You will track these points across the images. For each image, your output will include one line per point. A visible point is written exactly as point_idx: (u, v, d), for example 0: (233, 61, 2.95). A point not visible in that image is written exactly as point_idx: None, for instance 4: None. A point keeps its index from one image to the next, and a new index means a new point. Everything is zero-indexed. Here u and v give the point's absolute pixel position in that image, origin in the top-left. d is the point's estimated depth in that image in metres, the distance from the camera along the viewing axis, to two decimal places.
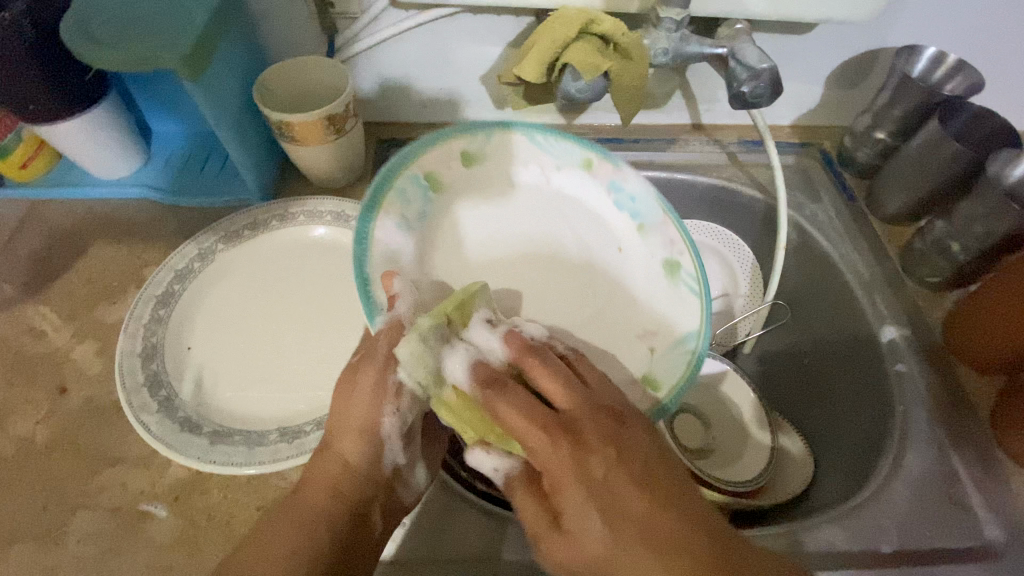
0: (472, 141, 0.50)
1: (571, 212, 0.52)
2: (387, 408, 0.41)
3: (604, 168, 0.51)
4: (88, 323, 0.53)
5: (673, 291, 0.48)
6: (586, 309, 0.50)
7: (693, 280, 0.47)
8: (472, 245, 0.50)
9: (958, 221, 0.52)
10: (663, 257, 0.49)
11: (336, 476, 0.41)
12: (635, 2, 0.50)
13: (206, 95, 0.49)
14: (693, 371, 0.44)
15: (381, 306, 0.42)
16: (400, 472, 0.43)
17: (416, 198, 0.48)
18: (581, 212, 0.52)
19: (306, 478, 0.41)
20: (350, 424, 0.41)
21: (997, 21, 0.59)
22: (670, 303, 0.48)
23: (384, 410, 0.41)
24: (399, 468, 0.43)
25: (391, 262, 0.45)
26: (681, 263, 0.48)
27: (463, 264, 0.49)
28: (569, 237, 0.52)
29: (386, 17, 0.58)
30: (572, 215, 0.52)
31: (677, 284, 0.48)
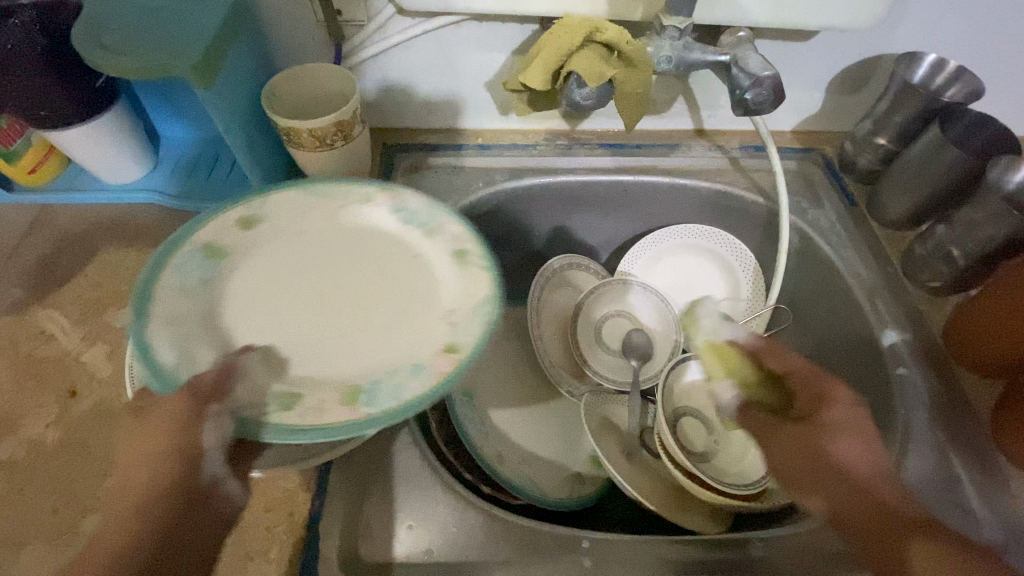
0: (318, 189, 0.49)
1: (345, 247, 0.48)
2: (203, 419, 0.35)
3: (413, 200, 0.50)
4: (99, 326, 0.54)
5: (462, 273, 0.46)
6: (383, 317, 0.45)
7: (482, 259, 0.46)
8: (317, 285, 0.46)
9: (958, 226, 0.53)
10: (452, 249, 0.47)
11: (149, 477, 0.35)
12: (639, 11, 0.51)
13: (217, 102, 0.50)
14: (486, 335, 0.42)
15: (169, 365, 0.39)
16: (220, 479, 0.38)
17: (197, 270, 0.43)
18: (372, 240, 0.49)
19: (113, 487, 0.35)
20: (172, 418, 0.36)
21: (996, 29, 0.59)
22: (463, 282, 0.46)
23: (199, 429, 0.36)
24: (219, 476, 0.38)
25: (178, 324, 0.40)
26: (469, 251, 0.47)
27: (285, 314, 0.44)
28: (362, 270, 0.47)
29: (393, 24, 0.58)
30: (345, 249, 0.48)
31: (476, 264, 0.46)
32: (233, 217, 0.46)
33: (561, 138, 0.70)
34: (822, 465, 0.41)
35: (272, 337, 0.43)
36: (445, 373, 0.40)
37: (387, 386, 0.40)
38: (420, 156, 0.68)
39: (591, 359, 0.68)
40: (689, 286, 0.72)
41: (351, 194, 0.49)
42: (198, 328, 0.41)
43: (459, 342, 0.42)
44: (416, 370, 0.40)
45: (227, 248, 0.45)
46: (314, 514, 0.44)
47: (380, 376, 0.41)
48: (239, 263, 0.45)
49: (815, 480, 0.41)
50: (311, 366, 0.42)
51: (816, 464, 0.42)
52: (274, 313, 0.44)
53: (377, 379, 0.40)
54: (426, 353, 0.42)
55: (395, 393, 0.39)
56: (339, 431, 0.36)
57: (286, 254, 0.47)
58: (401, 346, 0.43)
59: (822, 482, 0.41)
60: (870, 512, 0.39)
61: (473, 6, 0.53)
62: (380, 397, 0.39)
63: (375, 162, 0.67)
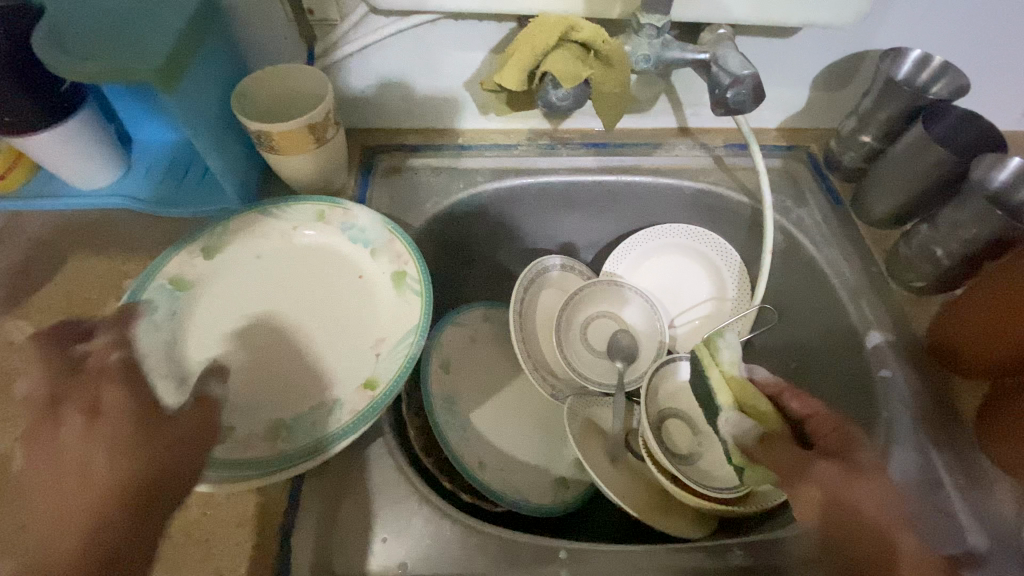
0: (278, 214, 0.56)
1: (299, 268, 0.55)
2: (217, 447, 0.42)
3: (365, 222, 0.56)
4: (68, 337, 0.53)
5: (397, 300, 0.52)
6: (330, 331, 0.51)
7: (417, 282, 0.52)
8: (266, 307, 0.52)
9: (942, 226, 0.52)
10: (392, 272, 0.53)
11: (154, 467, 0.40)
12: (616, 8, 0.50)
13: (184, 106, 0.49)
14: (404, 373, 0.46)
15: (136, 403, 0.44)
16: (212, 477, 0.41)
17: (159, 305, 0.50)
18: (320, 260, 0.55)
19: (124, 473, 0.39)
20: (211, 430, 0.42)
21: (981, 24, 0.58)
22: (398, 307, 0.51)
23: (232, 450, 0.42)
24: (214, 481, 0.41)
25: (143, 359, 0.47)
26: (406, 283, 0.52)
27: (244, 337, 0.50)
28: (306, 290, 0.53)
29: (367, 24, 0.57)
30: (295, 268, 0.54)
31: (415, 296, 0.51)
32: (191, 253, 0.53)
33: (543, 138, 0.69)
34: (851, 509, 0.41)
35: (219, 370, 0.48)
36: (361, 409, 0.44)
37: (311, 421, 0.45)
38: (399, 158, 0.67)
39: (575, 361, 0.67)
40: (675, 286, 0.71)
41: (307, 216, 0.56)
42: (163, 359, 0.47)
43: (379, 374, 0.47)
44: (333, 407, 0.45)
45: (187, 280, 0.52)
46: (286, 528, 0.43)
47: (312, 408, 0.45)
48: (195, 297, 0.52)
49: (839, 527, 0.41)
50: (251, 399, 0.47)
51: (856, 500, 0.41)
52: (222, 339, 0.50)
53: (302, 413, 0.45)
54: (354, 382, 0.47)
55: (314, 430, 0.44)
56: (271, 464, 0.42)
57: (242, 282, 0.53)
58: (344, 358, 0.49)
59: (842, 525, 0.40)
60: (875, 553, 0.40)
61: (446, 5, 0.51)
62: (301, 433, 0.44)
63: (352, 163, 0.66)
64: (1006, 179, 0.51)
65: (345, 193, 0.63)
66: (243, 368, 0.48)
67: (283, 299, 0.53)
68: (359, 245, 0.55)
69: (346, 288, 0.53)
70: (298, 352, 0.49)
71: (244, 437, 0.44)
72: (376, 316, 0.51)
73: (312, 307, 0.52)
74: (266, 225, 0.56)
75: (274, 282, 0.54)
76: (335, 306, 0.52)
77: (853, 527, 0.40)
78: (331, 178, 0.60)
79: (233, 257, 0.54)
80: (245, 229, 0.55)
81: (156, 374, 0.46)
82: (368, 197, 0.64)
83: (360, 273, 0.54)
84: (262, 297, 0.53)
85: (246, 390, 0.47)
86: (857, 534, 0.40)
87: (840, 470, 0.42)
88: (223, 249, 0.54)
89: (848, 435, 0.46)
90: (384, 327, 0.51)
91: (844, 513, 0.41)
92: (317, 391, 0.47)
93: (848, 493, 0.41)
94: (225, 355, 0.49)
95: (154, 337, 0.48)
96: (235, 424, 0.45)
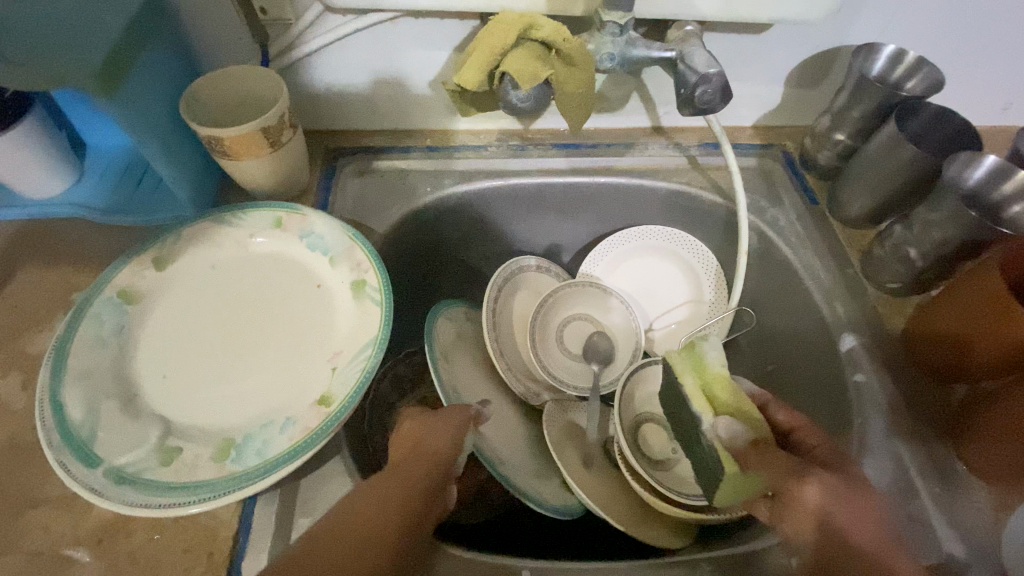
0: (234, 222, 0.54)
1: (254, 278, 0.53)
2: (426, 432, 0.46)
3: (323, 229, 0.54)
4: (13, 353, 0.50)
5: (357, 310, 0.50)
6: (285, 344, 0.49)
7: (376, 292, 0.50)
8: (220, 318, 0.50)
9: (916, 226, 0.51)
10: (352, 280, 0.51)
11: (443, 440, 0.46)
12: (578, 5, 0.48)
13: (128, 110, 0.47)
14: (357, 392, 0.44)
15: (75, 425, 0.42)
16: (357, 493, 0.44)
17: (106, 320, 0.48)
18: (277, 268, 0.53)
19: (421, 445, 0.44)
20: (435, 432, 0.46)
21: (955, 18, 0.57)
22: (358, 318, 0.50)
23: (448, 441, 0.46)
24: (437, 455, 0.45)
25: (88, 378, 0.45)
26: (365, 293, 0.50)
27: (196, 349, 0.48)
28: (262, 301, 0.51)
29: (324, 23, 0.55)
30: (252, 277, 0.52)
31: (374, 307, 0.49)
32: (143, 265, 0.51)
33: (513, 139, 0.67)
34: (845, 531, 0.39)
35: (168, 387, 0.46)
36: (313, 427, 0.42)
37: (261, 440, 0.43)
38: (364, 160, 0.65)
39: (551, 363, 0.65)
40: (651, 288, 0.69)
41: (263, 223, 0.54)
42: (110, 378, 0.45)
43: (334, 391, 0.45)
44: (286, 425, 0.43)
45: (137, 293, 0.50)
46: (238, 553, 0.41)
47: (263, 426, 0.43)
48: (146, 311, 0.50)
49: (824, 542, 0.39)
50: (198, 417, 0.45)
51: (850, 518, 0.39)
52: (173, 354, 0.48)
53: (251, 432, 0.43)
54: (307, 400, 0.45)
55: (265, 449, 0.42)
56: (221, 487, 0.40)
57: (194, 293, 0.51)
58: (299, 373, 0.47)
59: (828, 542, 0.39)
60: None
61: (403, 3, 0.49)
62: (250, 451, 0.42)
63: (314, 165, 0.64)
64: (981, 177, 0.50)
65: (307, 198, 0.61)
66: (193, 385, 0.46)
67: (239, 310, 0.51)
68: (317, 253, 0.53)
69: (304, 298, 0.51)
70: (251, 367, 0.47)
71: (190, 457, 0.42)
72: (333, 328, 0.50)
73: (267, 320, 0.50)
74: (223, 234, 0.54)
75: (229, 292, 0.52)
76: (291, 319, 0.50)
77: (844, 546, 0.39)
78: (291, 181, 0.58)
79: (188, 267, 0.52)
80: (202, 240, 0.53)
81: (99, 394, 0.44)
82: (331, 202, 0.61)
83: (318, 282, 0.52)
84: (216, 309, 0.51)
85: (196, 409, 0.45)
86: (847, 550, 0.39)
87: (834, 489, 0.41)
88: (176, 260, 0.52)
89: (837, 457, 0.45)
90: (341, 339, 0.49)
91: (834, 530, 0.39)
92: (270, 409, 0.45)
93: (843, 512, 0.40)
94: (177, 371, 0.47)
95: (100, 354, 0.46)
96: (182, 445, 0.42)
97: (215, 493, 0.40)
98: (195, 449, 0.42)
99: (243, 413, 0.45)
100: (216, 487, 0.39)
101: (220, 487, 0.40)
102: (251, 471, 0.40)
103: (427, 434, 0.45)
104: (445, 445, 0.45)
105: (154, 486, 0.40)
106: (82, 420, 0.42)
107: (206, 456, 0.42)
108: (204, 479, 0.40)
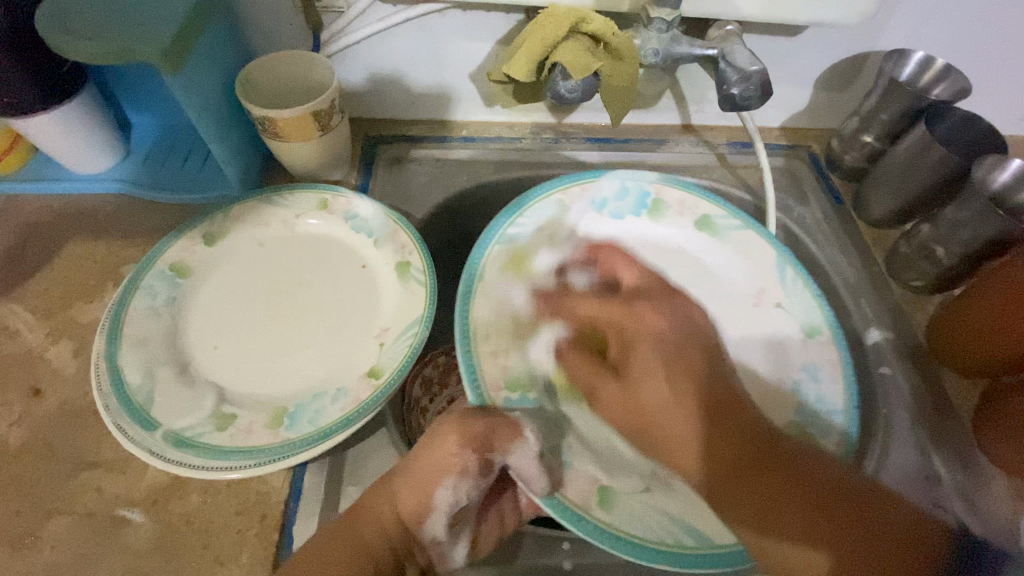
0: (282, 201, 0.56)
1: (694, 243, 0.56)
2: (450, 480, 0.41)
3: (676, 196, 0.57)
4: (65, 322, 0.52)
5: (749, 253, 0.54)
6: (333, 322, 0.50)
7: (421, 273, 0.51)
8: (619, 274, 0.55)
9: (942, 226, 0.53)
10: (396, 261, 0.53)
11: (384, 525, 0.40)
12: (626, 2, 0.50)
13: (188, 88, 0.48)
14: (821, 299, 0.51)
15: (133, 390, 0.43)
16: (439, 545, 0.42)
17: (160, 290, 0.50)
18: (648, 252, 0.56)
19: (356, 515, 0.41)
20: (415, 473, 0.42)
21: (981, 28, 0.59)
22: (403, 298, 0.51)
23: (447, 483, 0.41)
24: (438, 541, 0.42)
25: (143, 346, 0.46)
26: (475, 329, 0.46)
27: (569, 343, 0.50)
28: (715, 291, 0.54)
29: (373, 12, 0.56)
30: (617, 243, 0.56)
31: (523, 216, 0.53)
32: (193, 240, 0.53)
33: (547, 131, 0.68)
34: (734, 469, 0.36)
35: (221, 358, 0.48)
36: (364, 399, 0.44)
37: (313, 409, 0.44)
38: (402, 149, 0.67)
39: None
40: None
41: (310, 204, 0.56)
42: (164, 348, 0.47)
43: (813, 321, 0.50)
44: (337, 396, 0.45)
45: (189, 267, 0.52)
46: (289, 516, 0.43)
47: (677, 518, 0.40)
48: (197, 286, 0.51)
49: (752, 464, 0.36)
50: (252, 387, 0.46)
51: (761, 458, 0.36)
52: (323, 328, 0.50)
53: (302, 402, 0.45)
54: (357, 375, 0.46)
55: (317, 418, 0.44)
56: (274, 452, 0.41)
57: (244, 269, 0.53)
58: (346, 349, 0.48)
59: (752, 476, 0.35)
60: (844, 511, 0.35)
61: None
62: (302, 420, 0.43)
63: (355, 153, 0.65)
64: (1006, 180, 0.52)
65: (348, 182, 0.63)
66: (244, 357, 0.48)
67: (285, 287, 0.52)
68: (363, 234, 0.55)
69: (349, 277, 0.53)
70: (301, 343, 0.49)
71: (244, 424, 0.43)
72: (378, 307, 0.51)
73: (314, 297, 0.52)
74: (266, 213, 0.55)
75: (275, 270, 0.53)
76: (337, 297, 0.52)
77: (731, 447, 0.36)
78: (336, 164, 0.60)
79: (235, 243, 0.54)
80: (250, 219, 0.55)
81: (155, 360, 0.46)
82: (371, 187, 0.63)
83: (362, 263, 0.54)
84: (263, 285, 0.52)
85: (251, 381, 0.46)
86: (811, 500, 0.35)
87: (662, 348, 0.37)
88: (224, 237, 0.54)
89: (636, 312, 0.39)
90: (386, 318, 0.50)
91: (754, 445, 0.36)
92: (319, 382, 0.46)
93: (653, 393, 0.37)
94: (228, 343, 0.49)
95: (153, 324, 0.48)
96: (235, 413, 0.44)
97: (271, 458, 0.41)
98: (248, 416, 0.44)
99: (293, 385, 0.46)
100: (270, 453, 0.41)
101: (274, 453, 0.41)
102: (303, 438, 0.42)
103: (379, 498, 0.41)
104: (392, 521, 0.41)
105: (210, 449, 0.41)
106: (140, 384, 0.44)
107: (260, 424, 0.43)
108: (257, 444, 0.42)
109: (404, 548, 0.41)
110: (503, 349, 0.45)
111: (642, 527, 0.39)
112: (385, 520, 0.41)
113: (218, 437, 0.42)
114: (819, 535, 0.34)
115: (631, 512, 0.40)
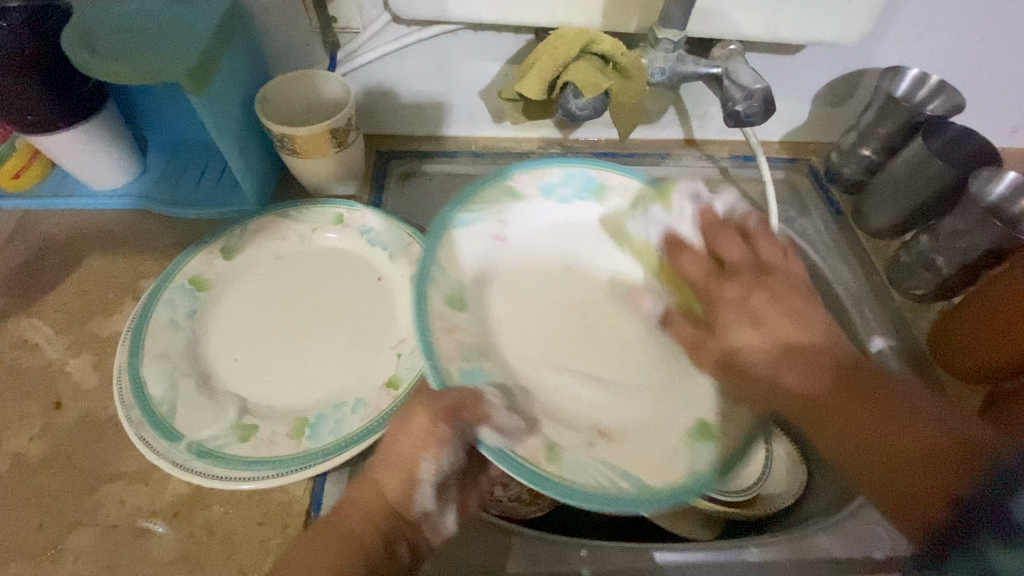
0: (300, 215, 0.57)
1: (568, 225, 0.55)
2: (429, 453, 0.39)
3: (618, 183, 0.55)
4: (84, 336, 0.52)
5: (655, 235, 0.55)
6: (351, 331, 0.51)
7: None
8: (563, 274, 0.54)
9: (942, 236, 0.54)
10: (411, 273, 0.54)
11: (368, 513, 0.39)
12: (633, 23, 0.52)
13: (210, 106, 0.49)
14: None
15: (157, 402, 0.44)
16: (430, 516, 0.41)
17: (182, 301, 0.51)
18: (530, 236, 0.54)
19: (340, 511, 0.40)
20: (393, 457, 0.40)
21: (971, 47, 0.62)
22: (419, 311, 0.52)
23: (423, 455, 0.40)
24: (428, 513, 0.41)
25: (166, 359, 0.47)
26: (431, 304, 0.45)
27: (525, 335, 0.50)
28: None
29: (388, 33, 0.58)
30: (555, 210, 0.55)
31: (467, 206, 0.52)
32: (211, 254, 0.54)
33: (554, 147, 0.70)
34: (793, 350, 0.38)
35: (241, 369, 0.48)
36: (383, 410, 0.45)
37: (333, 420, 0.46)
38: (413, 164, 0.68)
39: None
40: None
41: (326, 218, 0.57)
42: (186, 360, 0.48)
43: None
44: (356, 407, 0.46)
45: (209, 280, 0.53)
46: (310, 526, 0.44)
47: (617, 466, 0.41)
48: (216, 298, 0.52)
49: (886, 457, 0.35)
50: (272, 398, 0.47)
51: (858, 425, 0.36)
52: (341, 338, 0.51)
53: (322, 412, 0.46)
54: (373, 387, 0.47)
55: (337, 429, 0.45)
56: (295, 463, 0.42)
57: (263, 282, 0.54)
58: (363, 359, 0.50)
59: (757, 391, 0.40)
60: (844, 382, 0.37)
61: (468, 17, 0.53)
62: (322, 431, 0.44)
63: (368, 169, 0.67)
64: (1002, 192, 0.54)
65: (361, 197, 0.64)
66: (264, 369, 0.49)
67: (303, 299, 0.53)
68: (379, 248, 0.56)
69: (364, 288, 0.54)
70: (320, 353, 0.50)
71: (265, 435, 0.44)
72: (393, 320, 0.52)
73: (332, 309, 0.53)
74: (283, 227, 0.57)
75: (292, 282, 0.54)
76: (354, 309, 0.53)
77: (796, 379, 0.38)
78: (351, 180, 0.61)
79: (253, 256, 0.55)
80: (268, 233, 0.56)
81: (177, 373, 0.46)
82: (384, 202, 0.65)
83: (378, 276, 0.55)
84: (281, 297, 0.53)
85: (271, 391, 0.47)
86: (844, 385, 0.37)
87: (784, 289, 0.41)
88: (241, 251, 0.55)
89: (767, 307, 0.40)
90: (401, 330, 0.51)
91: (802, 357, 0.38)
92: (337, 394, 0.47)
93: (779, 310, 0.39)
94: (249, 354, 0.49)
95: (175, 337, 0.49)
96: (257, 423, 0.45)
97: (294, 466, 0.42)
98: (269, 428, 0.45)
99: (311, 396, 0.47)
100: (291, 463, 0.42)
101: (295, 463, 0.42)
102: (322, 448, 0.43)
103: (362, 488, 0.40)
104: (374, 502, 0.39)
105: (232, 460, 0.42)
106: (163, 396, 0.45)
107: (281, 435, 0.44)
108: (278, 454, 0.43)
109: (391, 528, 0.39)
110: (456, 325, 0.46)
111: (586, 476, 0.39)
112: (368, 507, 0.39)
113: (241, 449, 0.43)
114: (860, 430, 0.36)
115: (576, 464, 0.40)
